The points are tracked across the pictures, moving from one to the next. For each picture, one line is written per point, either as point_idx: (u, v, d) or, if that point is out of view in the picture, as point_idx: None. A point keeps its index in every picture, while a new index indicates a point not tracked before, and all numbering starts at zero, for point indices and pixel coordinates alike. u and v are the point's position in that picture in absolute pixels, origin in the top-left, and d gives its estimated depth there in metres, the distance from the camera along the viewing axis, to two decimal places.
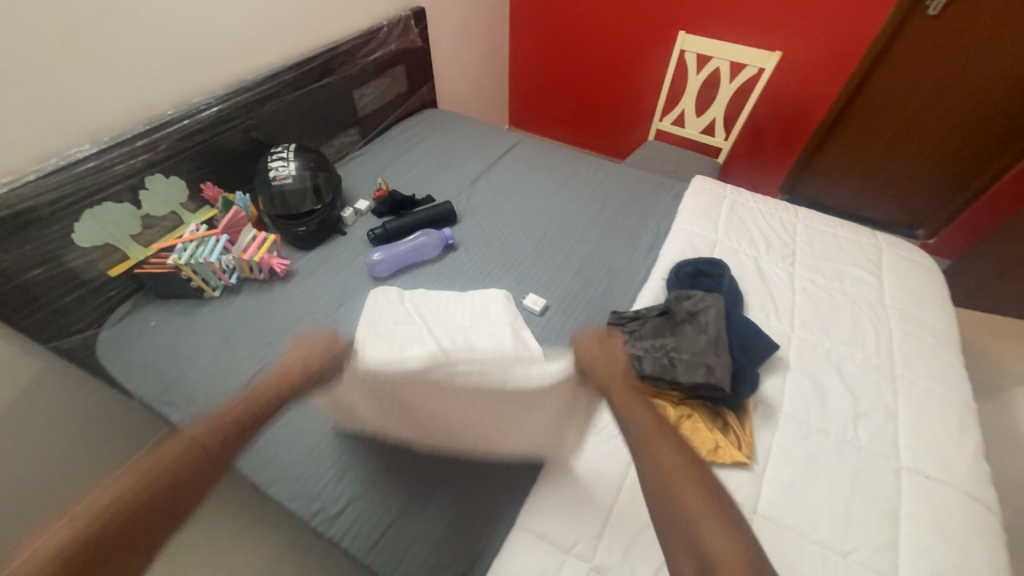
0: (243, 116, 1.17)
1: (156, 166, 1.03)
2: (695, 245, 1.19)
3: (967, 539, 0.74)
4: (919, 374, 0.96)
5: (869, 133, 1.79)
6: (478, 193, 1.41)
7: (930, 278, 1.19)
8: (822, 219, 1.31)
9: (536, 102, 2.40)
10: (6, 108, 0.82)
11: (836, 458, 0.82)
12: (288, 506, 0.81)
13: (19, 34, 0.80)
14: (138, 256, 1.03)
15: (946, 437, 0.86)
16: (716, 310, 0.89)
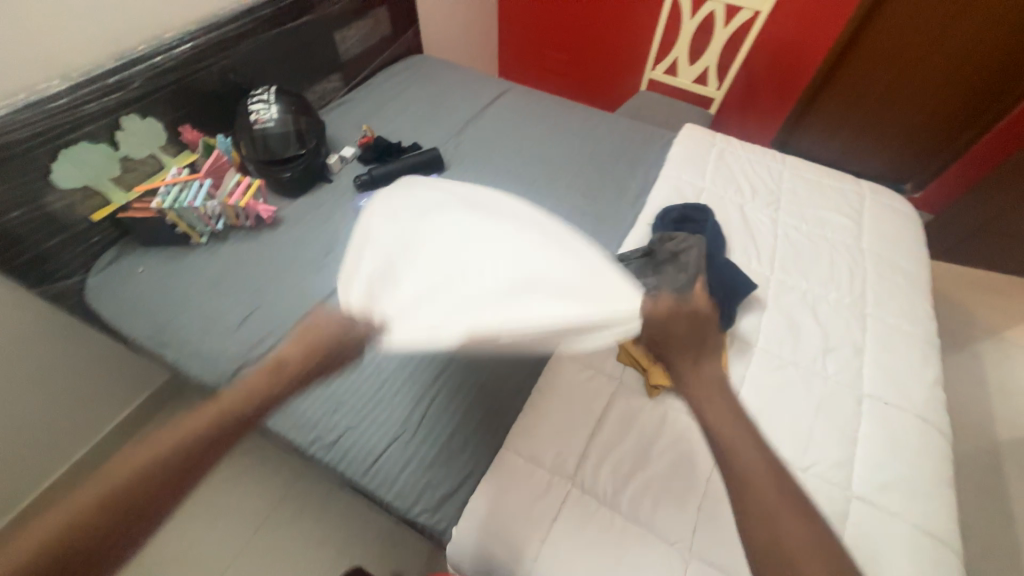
0: (219, 54, 1.12)
1: (129, 106, 1.00)
2: (682, 192, 1.20)
3: (917, 455, 0.81)
4: (887, 312, 1.01)
5: (862, 84, 1.76)
6: (467, 141, 1.39)
7: (907, 225, 1.22)
8: (808, 168, 1.32)
9: (526, 52, 2.31)
10: None
11: (804, 388, 0.87)
12: (285, 436, 0.85)
13: None
14: (120, 200, 1.02)
15: (907, 368, 0.92)
16: (698, 250, 0.92)
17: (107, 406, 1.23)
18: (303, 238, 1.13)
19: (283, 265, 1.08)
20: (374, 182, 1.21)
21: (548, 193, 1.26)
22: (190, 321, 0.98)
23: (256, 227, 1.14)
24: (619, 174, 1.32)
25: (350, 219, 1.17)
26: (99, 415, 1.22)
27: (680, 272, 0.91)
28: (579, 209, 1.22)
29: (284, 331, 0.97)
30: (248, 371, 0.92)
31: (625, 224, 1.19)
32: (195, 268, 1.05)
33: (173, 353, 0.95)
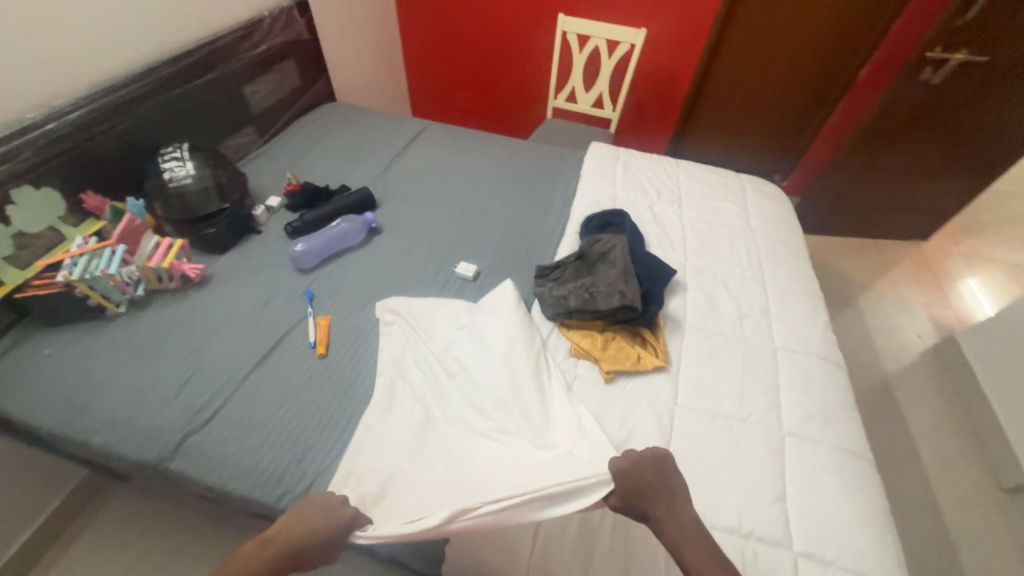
0: (119, 116, 1.08)
1: (20, 178, 0.92)
2: (599, 201, 1.34)
3: (825, 389, 0.96)
4: (781, 277, 1.20)
5: (725, 98, 2.10)
6: (394, 178, 1.44)
7: (780, 205, 1.47)
8: (698, 168, 1.54)
9: (436, 93, 2.43)
10: None
11: (730, 351, 1.01)
12: (250, 497, 0.80)
13: None
14: (16, 280, 0.92)
15: (804, 320, 1.10)
16: (622, 247, 1.04)
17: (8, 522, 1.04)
18: (236, 292, 1.09)
19: (217, 321, 1.02)
20: (307, 227, 1.21)
21: (480, 217, 1.34)
22: (115, 398, 0.88)
23: (183, 288, 1.08)
24: (542, 192, 1.44)
25: (286, 266, 1.15)
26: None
27: (610, 268, 1.02)
28: (512, 227, 1.31)
29: (230, 388, 0.91)
30: (194, 439, 0.84)
31: (556, 235, 1.30)
32: (115, 340, 0.96)
33: (99, 437, 0.85)
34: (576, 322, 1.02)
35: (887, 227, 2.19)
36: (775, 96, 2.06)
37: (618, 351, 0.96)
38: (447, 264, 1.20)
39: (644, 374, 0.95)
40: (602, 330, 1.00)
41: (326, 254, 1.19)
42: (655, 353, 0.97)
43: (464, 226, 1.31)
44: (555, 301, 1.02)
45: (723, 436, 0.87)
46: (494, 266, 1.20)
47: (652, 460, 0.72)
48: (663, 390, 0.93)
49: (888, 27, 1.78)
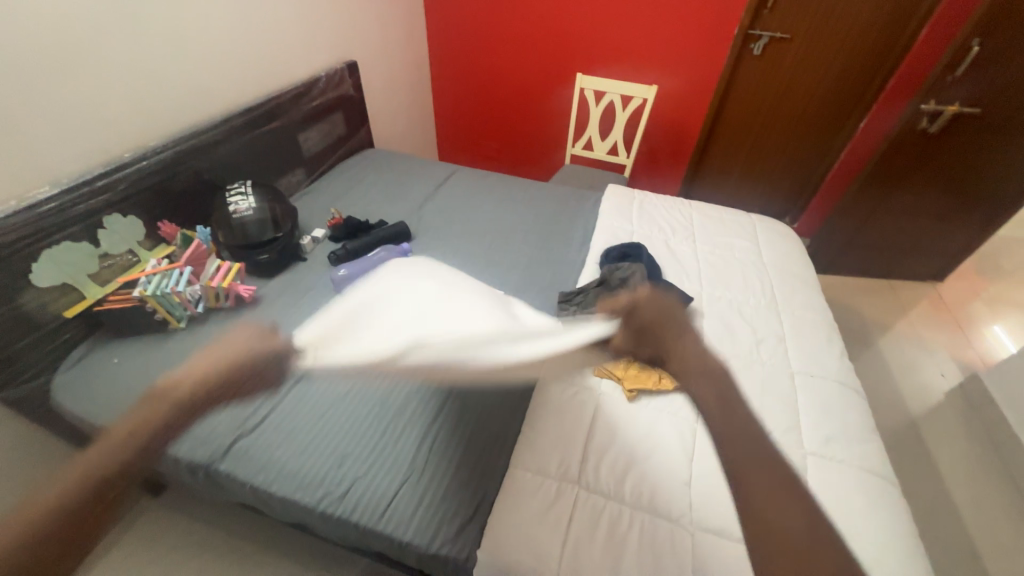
0: (197, 157, 1.23)
1: (113, 206, 1.06)
2: (617, 235, 1.44)
3: (842, 411, 0.99)
4: (794, 307, 1.25)
5: (732, 148, 2.25)
6: (428, 214, 1.57)
7: (791, 242, 1.54)
8: (709, 208, 1.64)
9: (462, 143, 2.65)
10: None
11: (747, 373, 1.05)
12: (292, 499, 0.84)
13: None
14: (96, 295, 1.04)
15: (819, 347, 1.14)
16: (641, 274, 1.12)
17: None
18: (284, 312, 1.19)
19: (268, 339, 1.12)
20: (349, 255, 1.32)
21: (506, 250, 1.44)
22: None
23: (236, 307, 1.18)
24: (563, 228, 1.55)
25: (329, 289, 1.25)
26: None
27: (631, 293, 1.09)
28: (536, 259, 1.41)
29: (277, 399, 0.98)
30: (242, 443, 0.90)
31: (577, 266, 1.39)
32: (177, 352, 1.06)
33: None
34: None
35: (899, 269, 2.24)
36: (779, 146, 2.20)
37: (639, 370, 1.01)
38: None
39: (665, 393, 0.99)
40: None
41: None
42: (675, 373, 1.02)
43: (491, 258, 1.41)
44: None
45: None
46: (520, 293, 1.28)
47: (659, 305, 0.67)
48: (684, 409, 0.97)
49: (880, 85, 1.95)
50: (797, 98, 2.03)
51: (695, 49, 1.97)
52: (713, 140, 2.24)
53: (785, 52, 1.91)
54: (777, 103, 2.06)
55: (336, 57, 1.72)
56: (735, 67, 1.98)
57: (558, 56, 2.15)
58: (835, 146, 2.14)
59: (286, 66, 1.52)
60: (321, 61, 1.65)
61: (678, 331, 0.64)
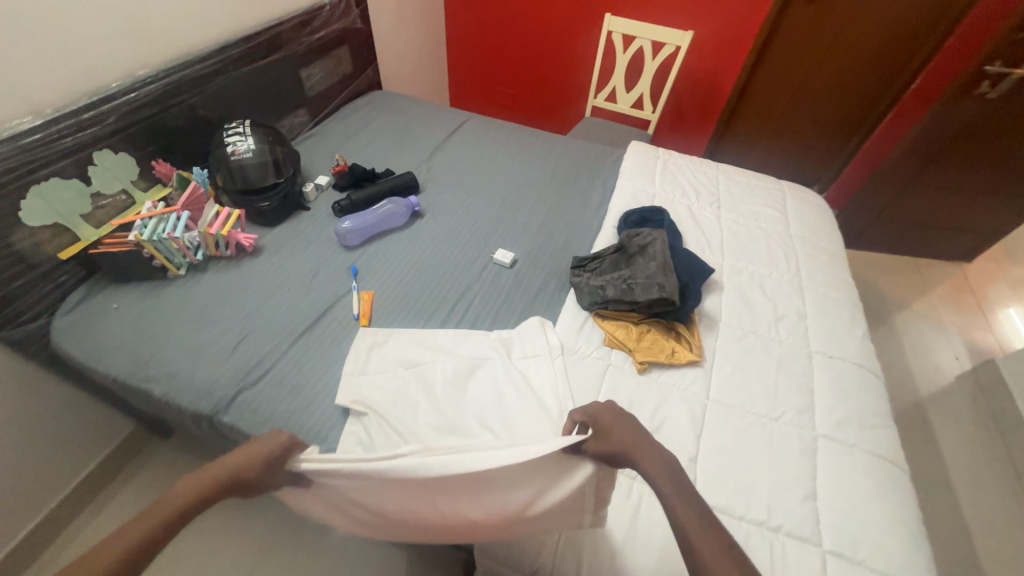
0: (191, 90, 1.15)
1: (102, 141, 0.99)
2: (637, 197, 1.35)
3: (860, 395, 0.95)
4: (819, 284, 1.19)
5: (767, 106, 2.08)
6: (438, 165, 1.48)
7: (822, 213, 1.45)
8: (737, 173, 1.54)
9: (477, 88, 2.48)
10: None
11: (764, 350, 1.01)
12: None
13: None
14: (91, 236, 0.99)
15: (842, 327, 1.09)
16: (662, 241, 1.05)
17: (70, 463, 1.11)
18: (286, 262, 1.15)
19: (270, 290, 1.09)
20: (353, 206, 1.26)
21: (518, 208, 1.37)
22: (177, 352, 0.95)
23: (237, 256, 1.14)
24: (580, 187, 1.46)
25: (332, 241, 1.20)
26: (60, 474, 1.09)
27: (649, 261, 1.03)
28: (550, 219, 1.34)
29: (279, 352, 0.96)
30: (244, 395, 0.89)
31: (593, 229, 1.32)
32: (178, 300, 1.04)
33: (160, 386, 0.90)
34: (611, 313, 1.03)
35: (928, 246, 2.13)
36: (818, 106, 2.03)
37: (652, 343, 0.98)
38: (486, 250, 1.23)
39: (677, 368, 0.96)
40: (637, 321, 1.02)
41: (369, 233, 1.23)
42: (689, 348, 0.98)
43: (503, 216, 1.34)
44: (593, 291, 1.04)
45: (753, 433, 0.87)
46: (531, 255, 1.23)
47: (619, 410, 0.68)
48: (695, 384, 0.94)
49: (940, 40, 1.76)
50: (847, 51, 1.85)
51: None
52: (749, 95, 2.07)
53: None
54: (821, 57, 1.88)
55: None
56: (781, 12, 1.78)
57: None
58: (879, 108, 1.97)
59: None
60: None
61: (645, 442, 0.64)
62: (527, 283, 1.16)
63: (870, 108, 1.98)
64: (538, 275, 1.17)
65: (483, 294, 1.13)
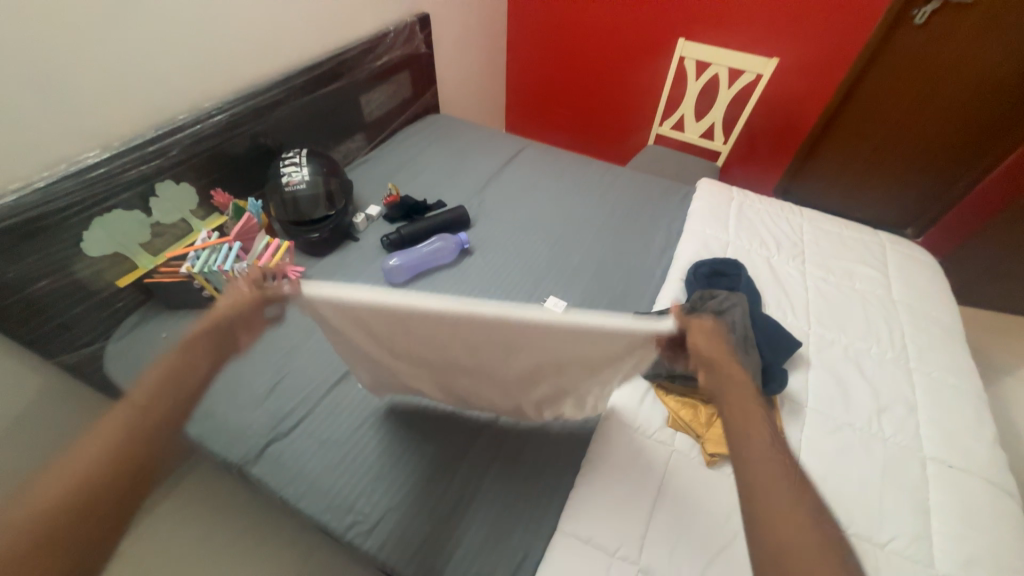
0: (253, 121, 1.15)
1: (166, 172, 1.01)
2: (709, 245, 1.21)
3: (993, 523, 0.77)
4: (932, 366, 1.00)
5: (858, 135, 1.81)
6: (490, 198, 1.41)
7: (933, 274, 1.24)
8: (826, 220, 1.35)
9: (534, 111, 2.42)
10: (24, 122, 0.80)
11: (864, 451, 0.84)
12: (321, 520, 0.78)
13: (49, 52, 0.79)
14: (148, 264, 1.00)
15: (964, 428, 0.90)
16: (743, 308, 0.91)
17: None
18: None
19: (312, 327, 1.04)
20: (402, 241, 1.21)
21: (574, 248, 1.27)
22: (215, 390, 0.92)
23: None
24: (643, 229, 1.34)
25: (379, 278, 1.16)
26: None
27: (726, 332, 0.90)
28: (608, 264, 1.23)
29: (314, 401, 0.91)
30: (275, 447, 0.85)
31: (656, 279, 1.19)
32: None
33: (197, 427, 0.87)
34: (678, 388, 0.90)
35: None
36: (917, 142, 1.75)
37: (725, 430, 0.83)
38: (535, 297, 1.13)
39: None
40: (707, 401, 0.88)
41: (417, 270, 1.18)
42: None
43: (556, 257, 1.24)
44: (656, 360, 0.92)
45: None
46: (586, 305, 1.12)
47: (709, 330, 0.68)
48: None
49: None
50: (953, 89, 1.59)
51: (831, 14, 1.55)
52: (838, 117, 1.79)
53: (958, 31, 1.48)
54: (924, 95, 1.64)
55: (407, 9, 1.55)
56: (884, 39, 1.56)
57: (656, 16, 1.83)
58: (950, 157, 1.73)
59: (352, 19, 1.37)
60: (391, 14, 1.49)
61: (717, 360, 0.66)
62: None
63: (977, 156, 1.69)
64: None
65: None
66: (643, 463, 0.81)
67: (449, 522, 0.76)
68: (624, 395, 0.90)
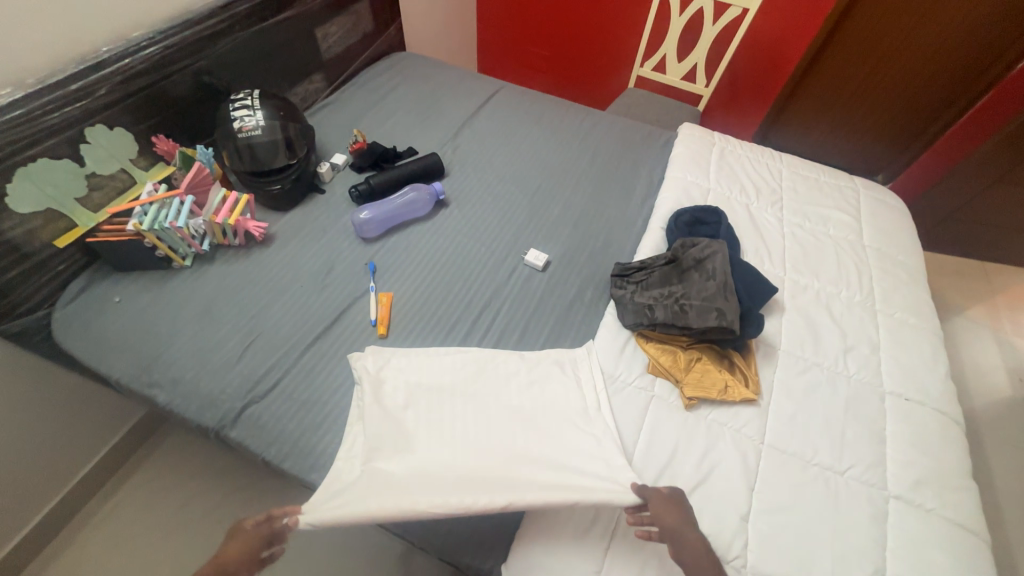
0: (192, 55, 1.02)
1: (96, 116, 0.89)
2: (690, 192, 1.19)
3: (940, 448, 0.84)
4: (896, 307, 1.04)
5: (834, 82, 1.78)
6: (465, 145, 1.33)
7: (901, 219, 1.26)
8: (804, 166, 1.34)
9: (508, 51, 2.26)
10: None
11: (830, 388, 0.89)
12: (306, 479, 0.78)
13: None
14: (88, 223, 0.91)
15: (921, 364, 0.95)
16: (723, 256, 0.91)
17: (59, 458, 1.03)
18: (300, 255, 1.04)
19: (282, 287, 0.98)
20: (372, 192, 1.14)
21: (554, 198, 1.23)
22: (181, 356, 0.86)
23: (246, 244, 1.04)
24: (623, 178, 1.30)
25: (350, 232, 1.09)
26: (54, 473, 1.03)
27: (707, 280, 0.90)
28: (589, 213, 1.20)
29: (289, 362, 0.88)
30: (253, 410, 0.82)
31: (636, 228, 1.18)
32: (183, 294, 0.95)
33: (166, 394, 0.83)
34: (659, 336, 0.91)
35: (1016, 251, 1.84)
36: (891, 87, 1.72)
37: (703, 374, 0.86)
38: (516, 250, 1.10)
39: (730, 404, 0.84)
40: (686, 347, 0.90)
41: (390, 223, 1.12)
42: (744, 382, 0.86)
43: (536, 208, 1.20)
44: (638, 309, 0.92)
45: (814, 487, 0.77)
46: (567, 256, 1.10)
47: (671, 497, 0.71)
48: (751, 426, 0.83)
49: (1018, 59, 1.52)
50: (931, 32, 1.55)
51: None
52: (825, 51, 1.70)
53: None
54: (901, 40, 1.60)
55: None
56: None
57: None
58: (922, 102, 1.72)
59: None
60: None
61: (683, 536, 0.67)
62: (560, 292, 1.04)
63: (947, 102, 1.69)
64: (574, 281, 1.05)
65: (516, 296, 1.03)
66: (625, 410, 0.83)
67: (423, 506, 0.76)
68: (605, 344, 0.92)
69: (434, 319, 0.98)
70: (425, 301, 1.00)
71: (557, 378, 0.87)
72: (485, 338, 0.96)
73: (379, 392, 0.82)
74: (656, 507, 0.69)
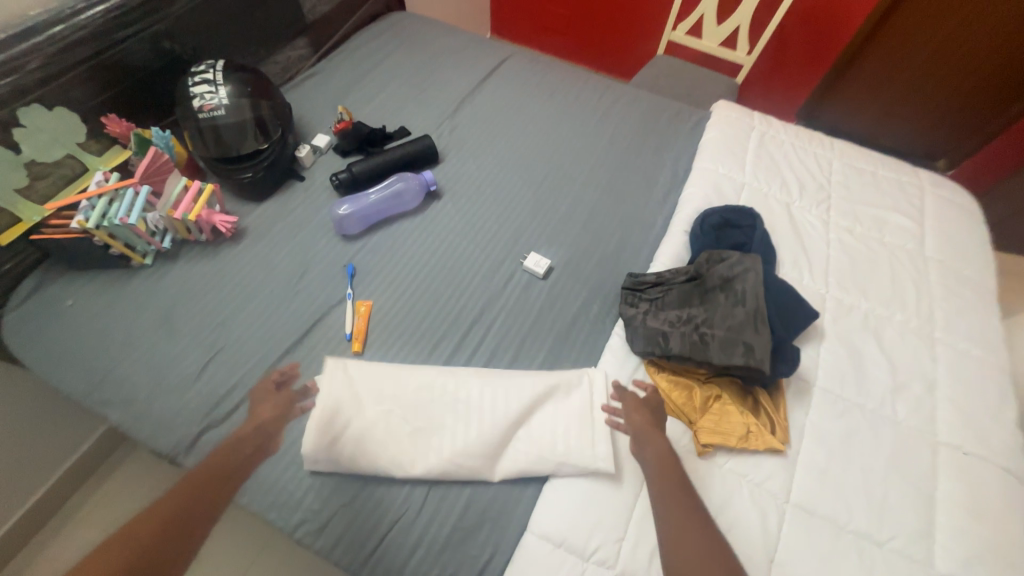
0: (144, 20, 0.88)
1: (28, 96, 0.77)
2: (720, 188, 1.02)
3: (1004, 516, 0.71)
4: (959, 336, 0.88)
5: (899, 48, 1.49)
6: (463, 125, 1.17)
7: (974, 224, 1.07)
8: (859, 155, 1.14)
9: (524, 11, 2.02)
10: None
11: (874, 438, 0.75)
12: (266, 516, 0.70)
13: None
14: (34, 217, 0.81)
15: (985, 409, 0.80)
16: (756, 276, 0.76)
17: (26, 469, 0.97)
18: (272, 253, 0.93)
19: (251, 290, 0.89)
20: (355, 181, 1.01)
21: (562, 190, 1.08)
22: (135, 371, 0.79)
23: (214, 240, 0.94)
24: (643, 166, 1.13)
25: (329, 228, 0.98)
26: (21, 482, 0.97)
27: (734, 305, 0.76)
28: (601, 209, 1.05)
29: (252, 382, 0.79)
30: (210, 436, 0.74)
31: (655, 229, 1.02)
32: (141, 297, 0.86)
33: (118, 414, 0.76)
34: (673, 366, 0.79)
35: None
36: (971, 56, 1.41)
37: (722, 417, 0.73)
38: (515, 252, 0.97)
39: (751, 454, 0.72)
40: (704, 381, 0.77)
41: (374, 218, 1.00)
42: (771, 428, 0.74)
43: (540, 202, 1.05)
44: (649, 335, 0.79)
45: (847, 561, 0.65)
46: (573, 262, 0.96)
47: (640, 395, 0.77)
48: (775, 481, 0.71)
49: None
50: None
51: None
52: (884, 24, 1.46)
53: None
54: None
55: None
56: None
57: None
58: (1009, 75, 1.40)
59: None
60: None
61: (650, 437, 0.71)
62: (562, 306, 0.91)
63: None
64: (578, 292, 0.92)
65: (511, 308, 0.90)
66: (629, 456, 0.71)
67: (385, 518, 0.69)
68: (609, 371, 0.80)
69: (415, 334, 0.86)
70: (407, 312, 0.89)
71: (551, 411, 0.76)
72: (474, 358, 0.85)
73: (349, 422, 0.73)
74: (626, 404, 0.75)
